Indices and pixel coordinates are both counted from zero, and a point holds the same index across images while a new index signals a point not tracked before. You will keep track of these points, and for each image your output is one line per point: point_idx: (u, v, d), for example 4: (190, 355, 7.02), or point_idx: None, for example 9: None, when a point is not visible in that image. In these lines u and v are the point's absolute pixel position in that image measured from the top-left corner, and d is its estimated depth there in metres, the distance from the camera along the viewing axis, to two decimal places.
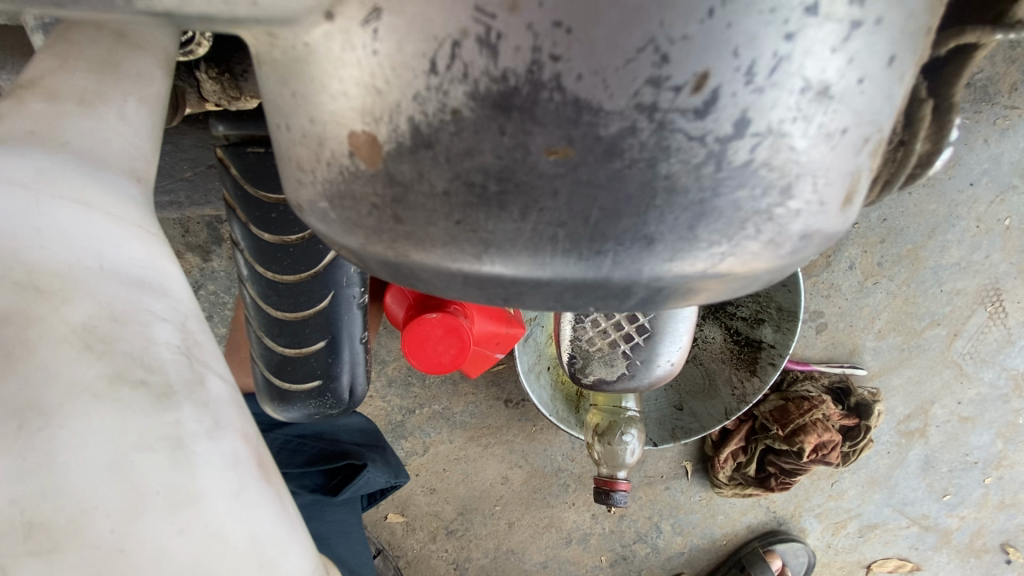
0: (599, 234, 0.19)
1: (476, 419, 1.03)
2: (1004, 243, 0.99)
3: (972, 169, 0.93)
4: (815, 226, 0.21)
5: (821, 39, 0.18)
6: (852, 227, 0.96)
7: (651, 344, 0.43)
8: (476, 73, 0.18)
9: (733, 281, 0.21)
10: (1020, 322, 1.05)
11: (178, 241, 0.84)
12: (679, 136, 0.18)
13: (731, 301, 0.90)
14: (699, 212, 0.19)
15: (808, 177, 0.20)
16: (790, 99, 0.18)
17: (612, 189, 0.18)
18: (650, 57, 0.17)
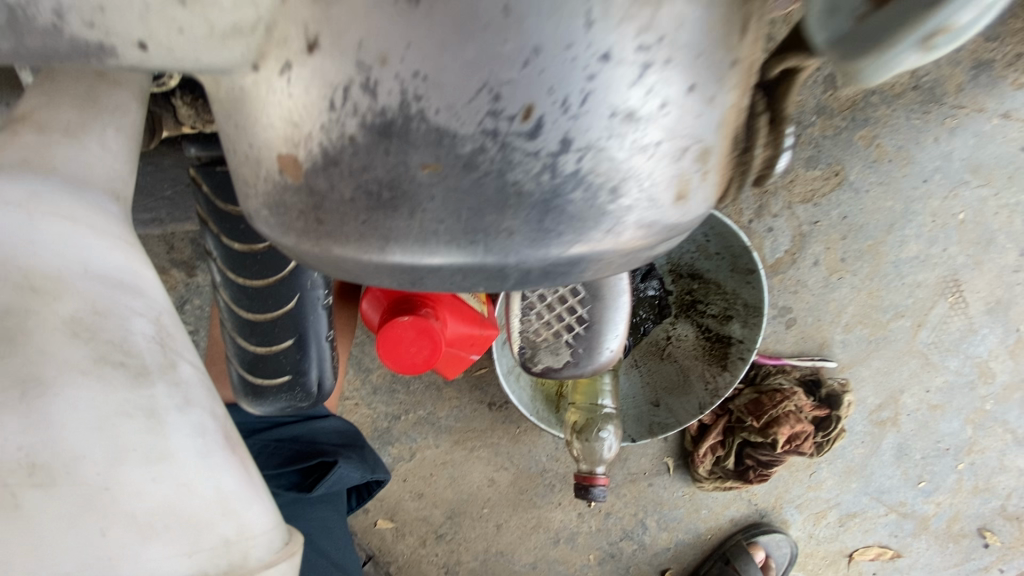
0: (473, 226, 0.22)
1: (461, 423, 1.06)
2: (960, 236, 1.03)
3: (925, 166, 0.98)
4: (652, 219, 0.24)
5: (623, 67, 0.21)
6: (815, 225, 1.00)
7: (592, 333, 0.47)
8: (363, 110, 0.22)
9: (595, 266, 0.25)
10: (980, 311, 1.10)
11: (163, 257, 0.87)
12: (517, 153, 0.22)
13: (701, 299, 0.93)
14: (542, 212, 0.23)
15: (633, 178, 0.23)
16: (602, 123, 0.22)
17: (473, 195, 0.22)
18: (485, 98, 0.21)
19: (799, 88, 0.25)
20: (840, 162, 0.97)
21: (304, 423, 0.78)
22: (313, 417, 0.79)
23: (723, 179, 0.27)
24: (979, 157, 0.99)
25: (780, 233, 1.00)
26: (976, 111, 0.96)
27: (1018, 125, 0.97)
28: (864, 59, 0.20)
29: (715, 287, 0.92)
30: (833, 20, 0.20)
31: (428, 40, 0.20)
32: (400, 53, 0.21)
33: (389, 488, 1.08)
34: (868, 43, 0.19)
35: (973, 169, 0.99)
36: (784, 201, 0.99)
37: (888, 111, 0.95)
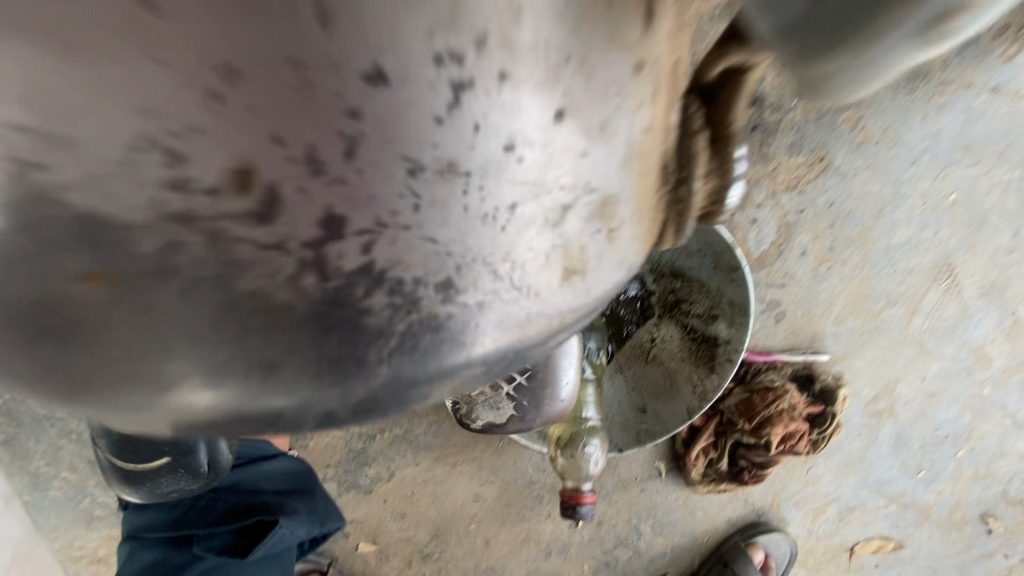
0: (264, 359, 0.19)
1: (441, 439, 1.01)
2: (951, 218, 0.99)
3: (913, 147, 0.93)
4: (521, 310, 0.22)
5: (423, 142, 0.18)
6: (801, 214, 0.95)
7: (535, 386, 0.44)
8: (30, 208, 0.17)
9: (464, 365, 0.22)
10: (975, 295, 1.06)
11: None
12: (289, 256, 0.18)
13: (685, 298, 0.87)
14: (336, 322, 0.19)
15: (476, 269, 0.20)
16: (410, 202, 0.18)
17: (241, 314, 0.18)
18: (226, 181, 0.17)
19: (749, 91, 0.22)
20: (824, 147, 0.91)
21: (254, 465, 0.80)
22: (260, 459, 0.80)
23: (634, 234, 0.24)
24: (970, 134, 0.94)
25: (765, 224, 0.95)
26: (964, 86, 0.91)
27: (1010, 98, 0.93)
28: (844, 49, 0.15)
29: (698, 285, 0.86)
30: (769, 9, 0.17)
31: (107, 115, 0.16)
32: (66, 120, 0.16)
33: (368, 510, 1.03)
34: (844, 21, 0.15)
35: (963, 147, 0.95)
36: (767, 190, 0.93)
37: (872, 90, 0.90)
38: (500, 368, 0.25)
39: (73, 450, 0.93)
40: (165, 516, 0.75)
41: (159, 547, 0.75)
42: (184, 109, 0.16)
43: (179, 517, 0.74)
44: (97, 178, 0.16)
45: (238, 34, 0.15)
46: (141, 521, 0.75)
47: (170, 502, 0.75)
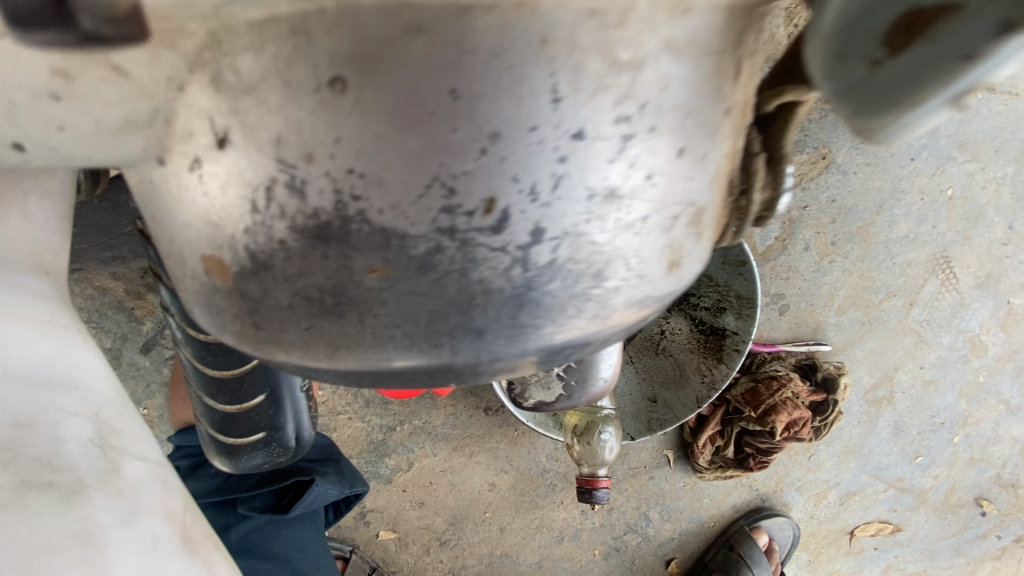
0: (434, 331, 0.23)
1: (457, 430, 1.04)
2: (948, 212, 1.03)
3: (912, 144, 0.97)
4: (640, 295, 0.25)
5: (595, 161, 0.22)
6: (804, 210, 0.98)
7: (583, 365, 0.47)
8: (292, 212, 0.22)
9: (578, 345, 0.26)
10: (971, 286, 1.10)
11: (139, 280, 0.84)
12: (481, 249, 0.22)
13: (693, 292, 0.92)
14: (515, 305, 0.23)
15: (612, 261, 0.24)
16: (579, 205, 0.22)
17: (433, 294, 0.23)
18: (439, 193, 0.21)
19: (799, 121, 0.26)
20: (827, 145, 0.94)
21: None
22: None
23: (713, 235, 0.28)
24: (965, 132, 0.97)
25: (769, 220, 0.98)
26: None
27: (1003, 98, 0.96)
28: (898, 108, 0.19)
29: (706, 280, 0.90)
30: (842, 66, 0.20)
31: (363, 140, 0.21)
32: (331, 151, 0.21)
33: (388, 499, 1.06)
34: (893, 89, 0.19)
35: (960, 144, 0.98)
36: None
37: None
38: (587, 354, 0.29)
39: None
40: (206, 485, 0.75)
41: (206, 511, 0.75)
42: (422, 145, 0.21)
43: (222, 483, 0.75)
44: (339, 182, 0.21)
45: (469, 83, 0.20)
46: (183, 490, 0.75)
47: (210, 470, 0.76)
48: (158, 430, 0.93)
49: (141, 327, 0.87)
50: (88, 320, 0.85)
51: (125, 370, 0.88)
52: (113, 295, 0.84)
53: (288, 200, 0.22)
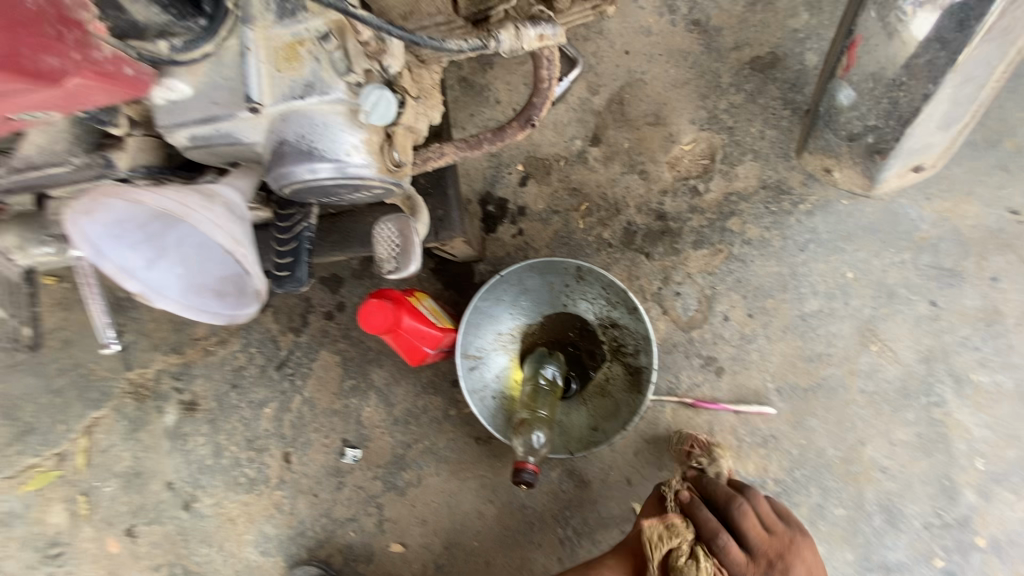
0: (275, 162, 0.69)
1: (455, 455, 1.36)
2: (857, 291, 1.23)
3: (798, 239, 1.26)
4: (359, 182, 0.70)
5: (344, 135, 0.67)
6: (716, 289, 1.28)
7: (403, 254, 0.80)
8: (198, 132, 0.71)
9: (317, 189, 0.70)
10: (915, 360, 1.20)
11: (285, 325, 1.46)
12: (298, 146, 0.67)
13: (622, 343, 1.25)
14: (291, 163, 0.68)
15: (353, 176, 0.69)
16: (346, 148, 0.67)
17: (276, 156, 0.69)
18: (292, 120, 0.66)
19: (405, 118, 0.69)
20: (722, 243, 1.29)
21: None
22: None
23: (376, 162, 0.69)
24: (844, 228, 1.25)
25: (688, 296, 1.29)
26: (825, 197, 1.26)
27: (870, 202, 1.25)
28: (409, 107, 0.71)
29: (627, 331, 1.24)
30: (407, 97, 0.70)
31: (221, 97, 0.67)
32: (215, 102, 0.68)
33: (401, 511, 1.37)
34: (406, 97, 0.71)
35: (844, 237, 1.25)
36: (684, 272, 1.30)
37: (748, 205, 1.29)
38: (339, 189, 0.70)
39: (236, 433, 1.46)
40: None
41: None
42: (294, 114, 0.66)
43: None
44: (210, 110, 0.68)
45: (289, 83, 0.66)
46: None
47: None
48: (269, 424, 1.44)
49: (277, 352, 1.46)
50: (254, 347, 1.47)
51: (265, 380, 1.45)
52: (271, 331, 1.47)
53: (196, 128, 0.70)
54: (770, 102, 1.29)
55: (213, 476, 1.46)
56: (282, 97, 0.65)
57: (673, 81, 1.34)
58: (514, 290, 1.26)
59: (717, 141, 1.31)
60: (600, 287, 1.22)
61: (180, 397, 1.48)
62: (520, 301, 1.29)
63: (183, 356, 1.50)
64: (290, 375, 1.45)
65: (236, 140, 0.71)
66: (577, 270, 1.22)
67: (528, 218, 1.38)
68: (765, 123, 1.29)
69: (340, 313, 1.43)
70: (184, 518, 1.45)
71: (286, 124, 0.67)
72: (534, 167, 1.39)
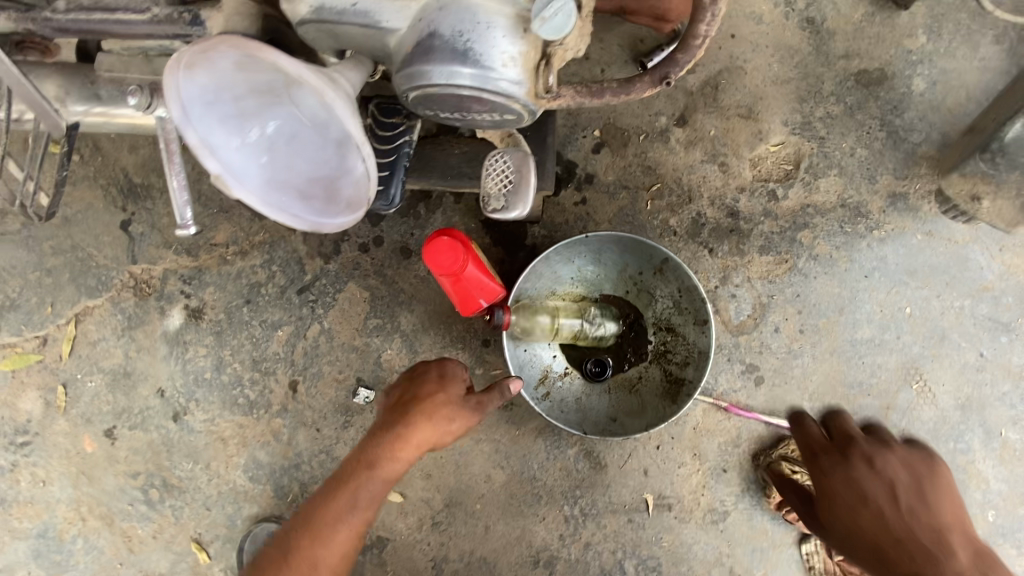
0: (414, 54, 0.61)
1: (473, 415, 1.31)
2: (911, 327, 1.22)
3: (864, 265, 1.24)
4: (500, 100, 0.62)
5: (502, 42, 0.60)
6: (772, 298, 1.25)
7: (515, 195, 0.78)
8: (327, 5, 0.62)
9: (451, 96, 0.62)
10: (951, 406, 1.20)
11: (314, 248, 1.36)
12: (449, 41, 0.59)
13: (671, 349, 1.20)
14: (435, 59, 0.60)
15: (497, 91, 0.61)
16: (501, 58, 0.60)
17: (417, 48, 0.61)
18: (451, 13, 0.59)
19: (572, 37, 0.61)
20: (788, 253, 1.25)
21: None
22: None
23: (525, 82, 0.62)
24: (913, 262, 1.23)
25: (743, 300, 1.26)
26: (900, 228, 1.23)
27: (945, 242, 1.22)
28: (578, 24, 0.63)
29: (682, 341, 1.19)
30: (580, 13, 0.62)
31: None
32: None
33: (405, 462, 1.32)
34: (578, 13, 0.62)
35: (910, 272, 1.23)
36: (744, 275, 1.26)
37: (823, 220, 1.25)
38: (475, 102, 0.62)
39: (241, 351, 1.36)
40: None
41: None
42: (454, 5, 0.59)
43: None
44: None
45: None
46: None
47: None
48: (279, 349, 1.36)
49: (300, 275, 1.36)
50: (277, 265, 1.37)
51: (284, 302, 1.36)
52: (297, 252, 1.36)
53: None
54: (868, 120, 1.25)
55: (209, 392, 1.37)
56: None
57: (775, 76, 1.27)
58: (589, 255, 1.21)
59: (805, 149, 1.26)
60: (676, 286, 1.18)
61: (186, 303, 1.37)
62: (588, 267, 1.23)
63: (195, 260, 1.38)
64: (311, 302, 1.36)
65: (375, 23, 0.63)
66: (662, 261, 1.17)
67: (594, 187, 1.31)
68: (858, 140, 1.25)
69: (377, 247, 1.34)
70: (171, 429, 1.36)
71: (441, 16, 0.59)
72: (611, 136, 1.31)
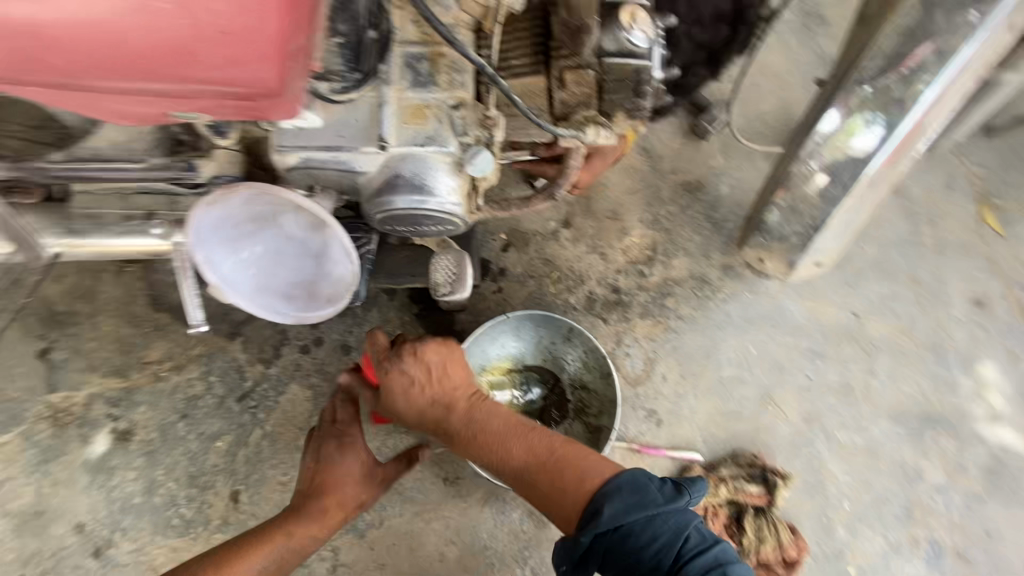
0: (383, 190, 0.86)
1: (422, 496, 1.40)
2: (758, 363, 1.58)
3: (717, 319, 1.61)
4: (446, 217, 0.89)
5: (445, 179, 0.87)
6: (657, 354, 1.57)
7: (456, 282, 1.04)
8: (313, 158, 0.85)
9: (411, 217, 0.87)
10: (798, 420, 1.55)
11: (253, 354, 1.43)
12: (409, 181, 0.85)
13: (587, 404, 1.44)
14: (399, 193, 0.85)
15: (443, 211, 0.88)
16: (445, 190, 0.87)
17: (385, 186, 0.86)
18: (408, 162, 0.85)
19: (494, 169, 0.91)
20: (661, 317, 1.60)
21: None
22: None
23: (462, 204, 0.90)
24: (750, 313, 1.62)
25: (636, 357, 1.56)
26: (735, 289, 1.64)
27: (770, 295, 1.63)
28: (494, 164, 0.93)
29: (595, 396, 1.44)
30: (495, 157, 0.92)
31: (347, 136, 0.84)
32: (341, 138, 0.84)
33: (358, 556, 1.35)
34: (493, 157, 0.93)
35: (750, 320, 1.62)
36: (633, 337, 1.58)
37: (683, 289, 1.63)
38: (428, 219, 0.88)
39: (175, 468, 1.35)
40: None
41: None
42: (409, 158, 0.85)
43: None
44: (333, 143, 0.84)
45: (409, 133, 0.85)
46: None
47: None
48: (218, 460, 1.37)
49: (239, 382, 1.42)
50: (214, 375, 1.41)
51: (223, 411, 1.40)
52: (235, 360, 1.43)
53: (312, 154, 0.85)
54: (698, 215, 1.70)
55: (138, 518, 1.32)
56: (405, 141, 0.84)
57: (629, 189, 1.70)
58: (511, 334, 1.45)
59: (659, 238, 1.67)
60: (584, 350, 1.43)
61: (114, 426, 1.34)
62: (512, 345, 1.46)
63: (123, 380, 1.38)
64: (252, 407, 1.41)
65: (349, 168, 0.87)
66: (568, 329, 1.42)
67: (507, 279, 1.59)
68: (694, 230, 1.68)
69: (318, 348, 1.45)
70: (91, 567, 1.28)
71: (400, 165, 0.85)
72: (515, 239, 1.62)
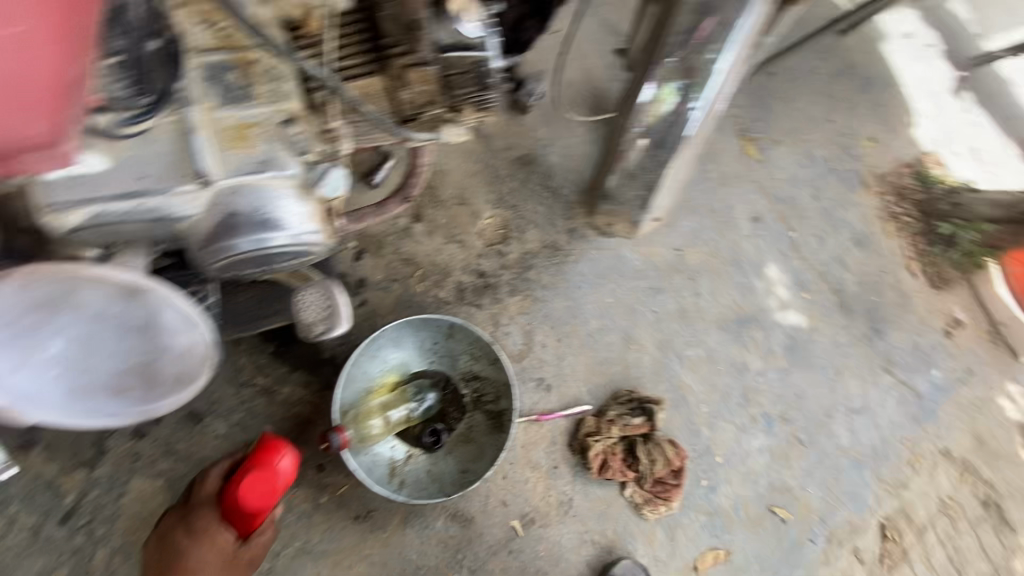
0: (224, 228, 0.84)
1: (333, 545, 1.35)
2: (615, 311, 1.72)
3: (577, 277, 1.70)
4: (303, 241, 0.89)
5: (292, 204, 0.87)
6: (533, 325, 1.64)
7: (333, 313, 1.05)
8: (112, 207, 0.78)
9: (265, 250, 0.87)
10: (655, 349, 1.72)
11: (71, 460, 1.23)
12: (250, 214, 0.84)
13: (483, 392, 1.43)
14: (244, 228, 0.84)
15: (299, 237, 0.89)
16: (295, 216, 0.87)
17: (224, 223, 0.84)
18: (241, 193, 0.82)
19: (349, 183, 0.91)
20: (528, 290, 1.66)
21: None
22: None
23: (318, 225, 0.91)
24: (600, 265, 1.73)
25: (515, 335, 1.62)
26: (581, 248, 1.74)
27: (618, 243, 1.76)
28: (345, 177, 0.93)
29: (490, 382, 1.43)
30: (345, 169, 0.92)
31: (150, 175, 0.78)
32: (144, 179, 0.78)
33: None
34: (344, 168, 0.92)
35: (603, 273, 1.73)
36: (508, 317, 1.63)
37: (541, 258, 1.70)
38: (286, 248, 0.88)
39: None
40: None
41: None
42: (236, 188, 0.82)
43: None
44: (133, 187, 0.77)
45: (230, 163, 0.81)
46: None
47: None
48: None
49: (59, 500, 1.21)
50: (21, 506, 1.21)
51: (46, 543, 1.21)
52: (46, 478, 1.22)
53: (110, 202, 0.78)
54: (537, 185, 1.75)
55: None
56: (236, 171, 0.80)
57: (467, 172, 1.70)
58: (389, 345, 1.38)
59: (507, 216, 1.70)
60: (467, 341, 1.41)
61: None
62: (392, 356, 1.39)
63: None
64: (93, 521, 1.21)
65: (165, 213, 0.81)
66: (448, 326, 1.39)
67: (369, 288, 1.50)
68: (538, 200, 1.74)
69: (159, 427, 1.26)
70: None
71: (230, 197, 0.82)
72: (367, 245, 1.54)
